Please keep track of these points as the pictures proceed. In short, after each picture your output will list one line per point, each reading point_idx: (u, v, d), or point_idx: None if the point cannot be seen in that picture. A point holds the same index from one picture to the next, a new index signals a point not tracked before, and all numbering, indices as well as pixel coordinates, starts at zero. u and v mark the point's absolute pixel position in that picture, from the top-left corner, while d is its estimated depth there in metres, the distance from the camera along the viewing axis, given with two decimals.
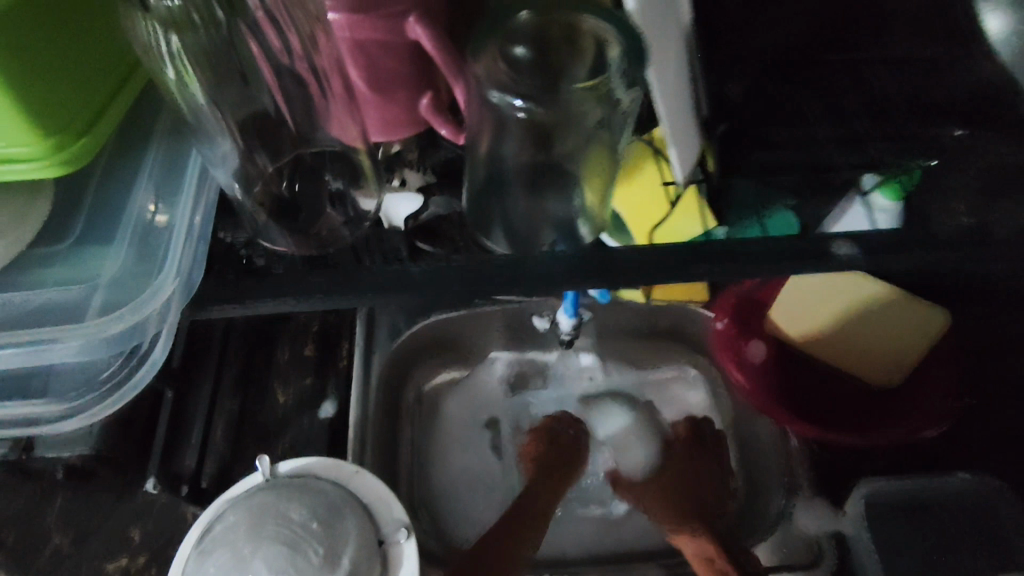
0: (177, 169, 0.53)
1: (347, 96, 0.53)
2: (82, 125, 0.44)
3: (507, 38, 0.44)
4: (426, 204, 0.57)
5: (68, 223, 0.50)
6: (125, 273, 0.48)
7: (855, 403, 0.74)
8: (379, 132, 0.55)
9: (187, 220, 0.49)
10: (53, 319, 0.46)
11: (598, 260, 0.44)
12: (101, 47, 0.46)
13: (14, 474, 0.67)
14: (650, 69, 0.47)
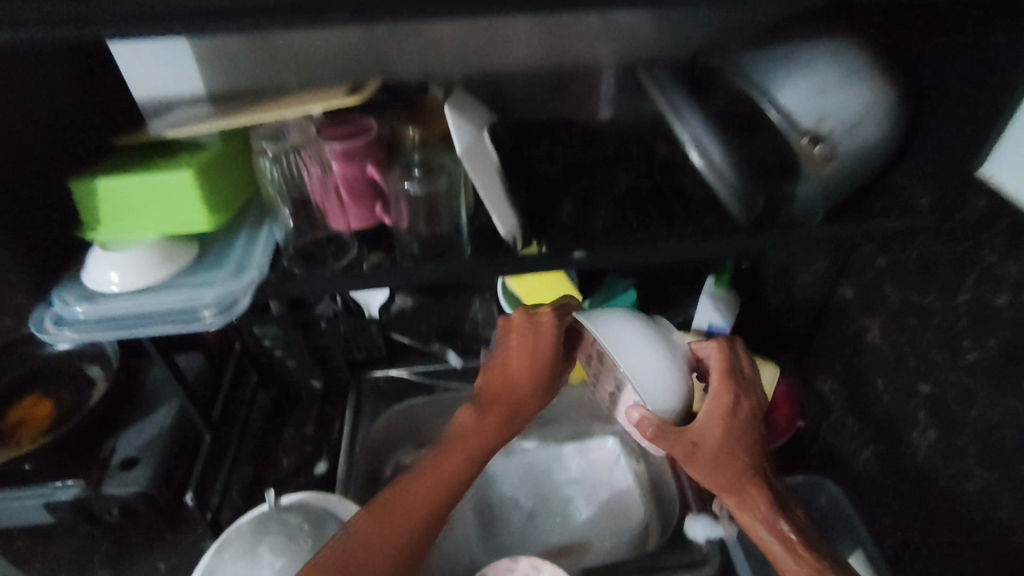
0: (258, 230, 0.64)
1: (325, 194, 0.64)
2: (235, 198, 0.61)
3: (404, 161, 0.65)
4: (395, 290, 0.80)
5: (212, 245, 0.61)
6: (210, 270, 0.59)
7: None
8: (357, 218, 0.65)
9: (259, 250, 0.61)
10: (147, 281, 0.56)
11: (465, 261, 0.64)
12: (245, 174, 0.63)
13: (76, 516, 0.87)
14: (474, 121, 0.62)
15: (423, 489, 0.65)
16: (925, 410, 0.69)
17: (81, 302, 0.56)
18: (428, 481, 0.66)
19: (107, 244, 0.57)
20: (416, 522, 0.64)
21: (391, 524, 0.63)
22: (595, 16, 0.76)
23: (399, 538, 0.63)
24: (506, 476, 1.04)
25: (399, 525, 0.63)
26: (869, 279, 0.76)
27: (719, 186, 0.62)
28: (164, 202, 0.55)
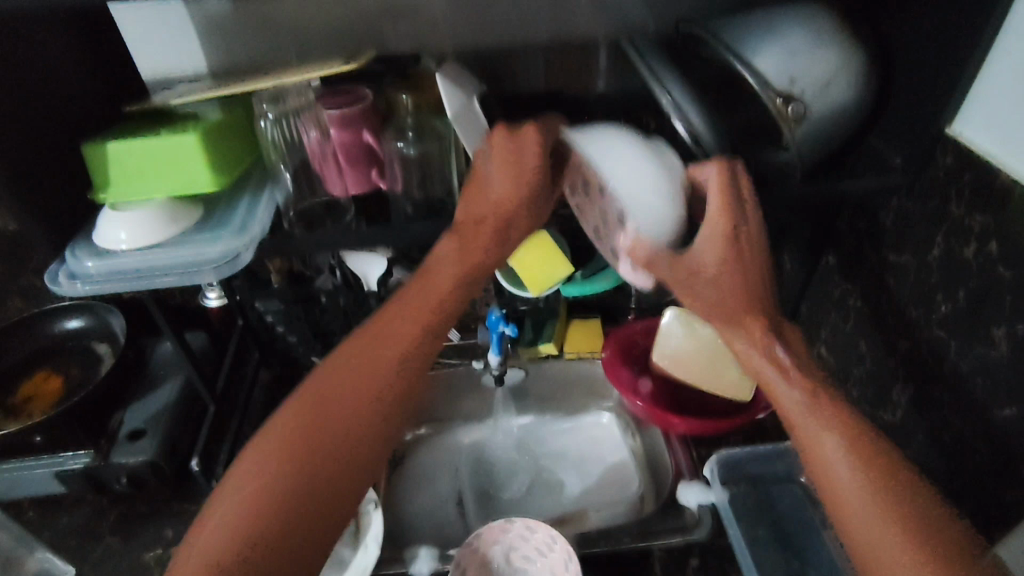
0: (259, 193, 0.67)
1: (323, 160, 0.67)
2: (238, 162, 0.64)
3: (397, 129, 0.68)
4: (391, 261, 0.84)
5: (216, 206, 0.65)
6: (215, 227, 0.62)
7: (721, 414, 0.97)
8: (354, 184, 0.68)
9: (261, 209, 0.64)
10: (156, 236, 0.59)
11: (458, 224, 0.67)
12: (247, 140, 0.67)
13: (86, 485, 0.90)
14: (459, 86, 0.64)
15: (392, 328, 0.59)
16: (903, 364, 0.71)
17: (93, 257, 0.59)
18: (395, 317, 0.60)
19: (116, 204, 0.60)
20: (387, 358, 0.57)
21: (355, 363, 0.57)
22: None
23: (375, 374, 0.57)
24: (504, 451, 1.09)
25: (373, 362, 0.57)
26: (851, 243, 0.79)
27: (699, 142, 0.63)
28: (171, 162, 0.58)
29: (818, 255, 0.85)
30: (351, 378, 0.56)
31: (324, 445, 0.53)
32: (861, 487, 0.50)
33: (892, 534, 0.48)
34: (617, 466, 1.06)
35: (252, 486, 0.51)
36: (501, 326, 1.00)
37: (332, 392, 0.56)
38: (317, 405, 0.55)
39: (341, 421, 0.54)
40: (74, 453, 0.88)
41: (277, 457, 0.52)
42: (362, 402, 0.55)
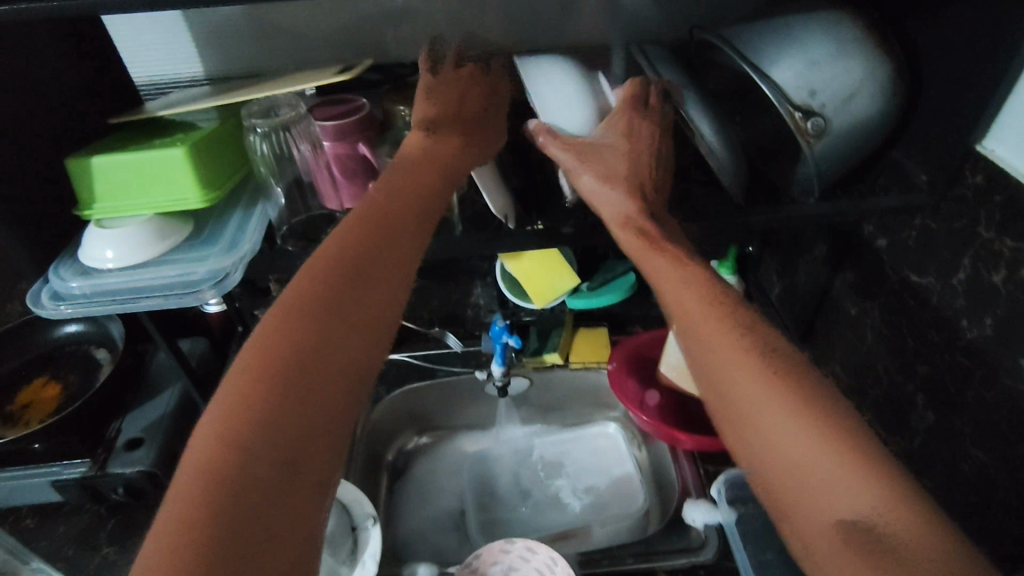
0: (251, 208, 0.65)
1: (320, 171, 0.65)
2: (228, 177, 0.61)
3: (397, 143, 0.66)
4: None
5: (206, 222, 0.62)
6: (205, 246, 0.60)
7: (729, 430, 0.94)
8: (350, 198, 0.65)
9: (252, 226, 0.62)
10: (142, 256, 0.57)
11: None
12: (238, 153, 0.64)
13: (82, 495, 0.89)
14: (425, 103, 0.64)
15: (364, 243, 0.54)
16: (922, 391, 0.68)
17: (79, 277, 0.57)
18: (363, 231, 0.55)
19: (103, 221, 0.58)
20: (354, 269, 0.52)
21: (325, 272, 0.51)
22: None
23: (344, 283, 0.51)
24: (507, 461, 1.08)
25: (343, 274, 0.51)
26: (869, 260, 0.76)
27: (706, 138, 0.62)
28: (157, 177, 0.56)
29: (834, 270, 0.82)
30: (317, 287, 0.50)
31: (305, 355, 0.46)
32: (754, 375, 0.45)
33: (786, 412, 0.43)
34: (622, 480, 1.03)
35: (231, 404, 0.42)
36: (504, 337, 0.97)
37: (298, 302, 0.49)
38: (286, 318, 0.48)
39: (318, 333, 0.47)
40: (70, 463, 0.87)
41: (253, 374, 0.44)
42: (325, 311, 0.49)
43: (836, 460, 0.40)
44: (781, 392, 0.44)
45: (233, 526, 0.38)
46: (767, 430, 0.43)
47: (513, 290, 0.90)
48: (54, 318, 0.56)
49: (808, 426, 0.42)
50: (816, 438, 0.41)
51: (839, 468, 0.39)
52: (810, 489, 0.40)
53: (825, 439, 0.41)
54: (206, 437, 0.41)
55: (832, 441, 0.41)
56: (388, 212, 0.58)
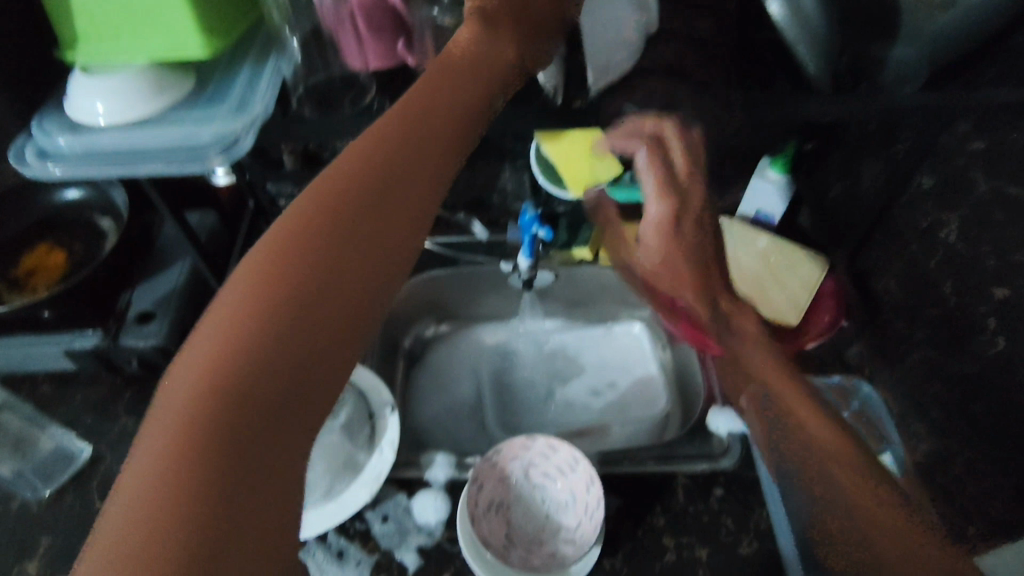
0: (264, 63, 0.56)
1: (339, 23, 0.54)
2: (233, 23, 0.52)
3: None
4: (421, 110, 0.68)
5: (211, 78, 0.54)
6: (209, 106, 0.52)
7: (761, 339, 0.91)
8: (376, 58, 0.56)
9: (263, 85, 0.53)
10: (136, 112, 0.49)
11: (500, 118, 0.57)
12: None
13: (97, 365, 0.87)
14: None
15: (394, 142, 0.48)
16: (994, 315, 0.62)
17: (66, 133, 0.50)
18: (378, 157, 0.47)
19: (92, 69, 0.50)
20: (364, 195, 0.45)
21: (328, 197, 0.44)
22: None
23: (348, 212, 0.44)
24: (527, 357, 1.05)
25: (350, 203, 0.44)
26: (957, 167, 0.67)
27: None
28: (150, 19, 0.47)
29: (909, 176, 0.74)
30: (318, 218, 0.42)
31: (291, 295, 0.39)
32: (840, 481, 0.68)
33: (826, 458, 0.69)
34: (644, 381, 1.01)
35: (210, 347, 0.36)
36: (534, 228, 0.91)
37: (297, 235, 0.41)
38: (278, 254, 0.40)
39: (310, 276, 0.40)
40: (81, 333, 0.84)
41: (234, 330, 0.36)
42: (331, 254, 0.41)
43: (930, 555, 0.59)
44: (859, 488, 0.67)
45: (221, 484, 0.32)
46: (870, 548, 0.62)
47: (549, 177, 0.83)
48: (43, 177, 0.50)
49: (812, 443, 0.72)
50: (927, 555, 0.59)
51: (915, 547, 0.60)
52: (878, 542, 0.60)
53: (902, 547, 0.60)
54: (200, 348, 0.36)
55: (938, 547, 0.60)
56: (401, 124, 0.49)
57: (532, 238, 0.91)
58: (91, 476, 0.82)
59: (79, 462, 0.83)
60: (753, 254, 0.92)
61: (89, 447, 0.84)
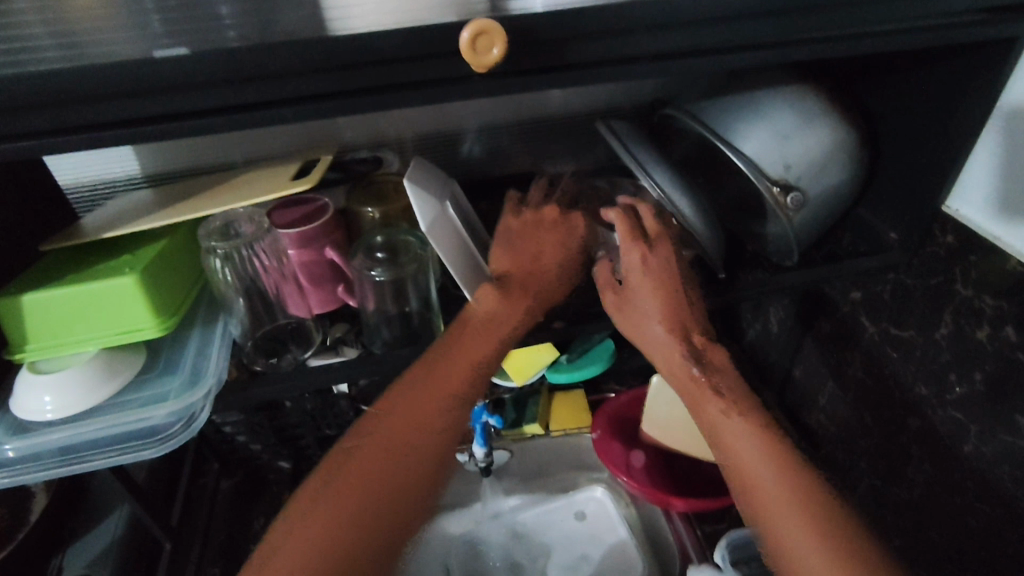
0: (208, 334, 0.59)
1: (290, 282, 0.61)
2: (179, 303, 0.55)
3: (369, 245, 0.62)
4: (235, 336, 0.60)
5: (159, 358, 0.56)
6: (157, 391, 0.53)
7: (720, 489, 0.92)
8: (319, 303, 0.62)
9: (212, 362, 0.56)
10: (78, 405, 0.50)
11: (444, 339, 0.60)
12: (188, 274, 0.57)
13: None
14: (442, 208, 0.60)
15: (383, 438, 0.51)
16: (916, 443, 0.69)
17: (15, 437, 0.50)
18: (370, 484, 0.49)
19: (37, 364, 0.51)
20: (379, 530, 0.48)
21: (382, 461, 0.50)
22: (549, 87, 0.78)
23: (387, 465, 0.50)
24: (498, 543, 0.97)
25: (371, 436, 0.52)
26: (845, 313, 0.77)
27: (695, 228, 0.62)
28: (104, 309, 0.50)
29: (810, 321, 0.83)
30: (371, 455, 0.50)
31: (388, 419, 0.52)
32: (758, 456, 0.52)
33: (767, 467, 0.51)
34: (620, 548, 0.95)
35: (320, 534, 0.46)
36: (484, 416, 0.92)
37: (372, 469, 0.49)
38: (309, 545, 0.46)
39: (385, 497, 0.49)
40: None
41: (322, 529, 0.46)
42: (377, 520, 0.48)
43: (781, 494, 0.49)
44: (726, 371, 0.58)
45: None
46: (760, 502, 0.50)
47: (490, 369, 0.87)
48: None
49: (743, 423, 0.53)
50: (796, 502, 0.49)
51: (814, 543, 0.47)
52: (778, 527, 0.48)
53: (802, 504, 0.49)
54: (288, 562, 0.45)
55: (794, 493, 0.49)
56: (426, 404, 0.53)
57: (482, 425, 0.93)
58: None
59: None
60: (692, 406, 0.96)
61: None
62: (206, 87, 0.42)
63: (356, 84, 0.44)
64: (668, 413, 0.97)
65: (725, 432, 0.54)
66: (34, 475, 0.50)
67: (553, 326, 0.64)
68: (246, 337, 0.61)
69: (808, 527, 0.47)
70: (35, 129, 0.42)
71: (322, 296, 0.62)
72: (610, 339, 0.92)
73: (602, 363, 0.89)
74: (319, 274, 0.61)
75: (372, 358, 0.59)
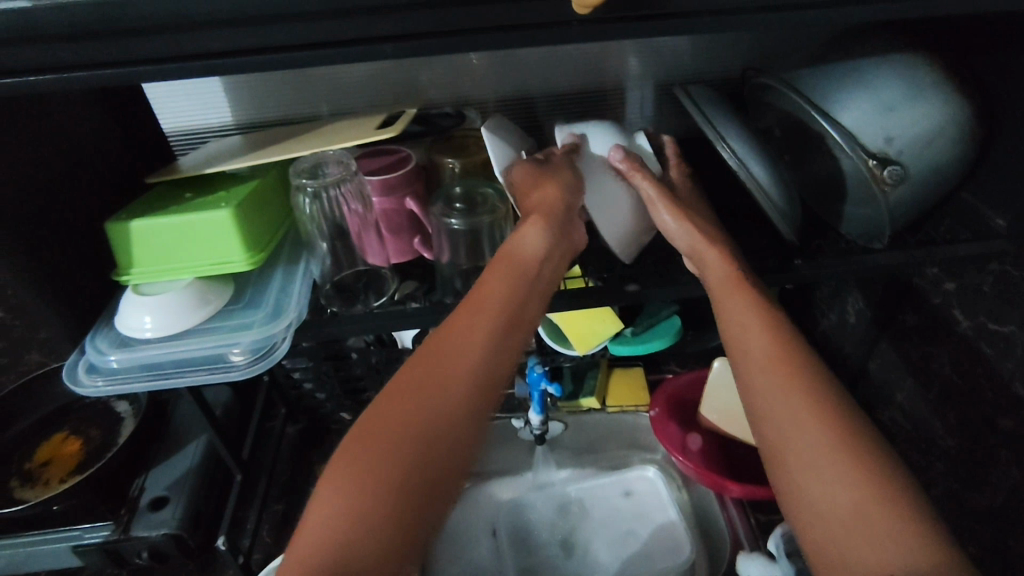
0: (290, 273, 0.62)
1: (370, 230, 0.65)
2: (268, 239, 0.58)
3: (448, 196, 0.63)
4: (317, 281, 0.63)
5: (246, 290, 0.59)
6: (247, 317, 0.56)
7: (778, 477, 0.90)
8: (394, 253, 0.66)
9: (295, 296, 0.59)
10: (179, 324, 0.53)
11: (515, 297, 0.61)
12: (276, 213, 0.60)
13: (105, 560, 0.83)
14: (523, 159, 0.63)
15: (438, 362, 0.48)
16: (1003, 446, 0.65)
17: (117, 349, 0.54)
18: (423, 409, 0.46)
19: (140, 287, 0.55)
20: (400, 511, 0.42)
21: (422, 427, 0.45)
22: (633, 53, 0.77)
23: (421, 435, 0.45)
24: (547, 511, 0.99)
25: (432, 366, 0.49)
26: (935, 304, 0.72)
27: (772, 200, 0.60)
28: (200, 239, 0.53)
29: (892, 312, 0.79)
30: (420, 415, 0.46)
31: (422, 379, 0.48)
32: (823, 448, 0.47)
33: (835, 461, 0.46)
34: (668, 529, 0.95)
35: (340, 515, 0.41)
36: (542, 384, 0.93)
37: (398, 439, 0.44)
38: (331, 521, 0.41)
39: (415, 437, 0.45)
40: (93, 526, 0.81)
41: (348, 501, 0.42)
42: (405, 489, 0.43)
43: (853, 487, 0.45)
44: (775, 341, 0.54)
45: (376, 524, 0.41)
46: (830, 496, 0.45)
47: (554, 336, 0.87)
48: (91, 390, 0.53)
49: (776, 356, 0.53)
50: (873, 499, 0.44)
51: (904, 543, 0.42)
52: (848, 529, 0.44)
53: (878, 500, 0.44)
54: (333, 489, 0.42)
55: (875, 492, 0.44)
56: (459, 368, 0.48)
57: (541, 393, 0.94)
58: None
59: None
60: None
61: None
62: (323, 18, 0.44)
63: (456, 23, 0.45)
64: (727, 397, 0.95)
65: (788, 423, 0.49)
66: (135, 386, 0.54)
67: (623, 294, 0.63)
68: (326, 280, 0.64)
69: (897, 525, 0.43)
70: (160, 56, 0.45)
71: (398, 244, 0.66)
72: (676, 316, 0.91)
73: (667, 338, 0.88)
74: (398, 222, 0.65)
75: (445, 307, 0.60)
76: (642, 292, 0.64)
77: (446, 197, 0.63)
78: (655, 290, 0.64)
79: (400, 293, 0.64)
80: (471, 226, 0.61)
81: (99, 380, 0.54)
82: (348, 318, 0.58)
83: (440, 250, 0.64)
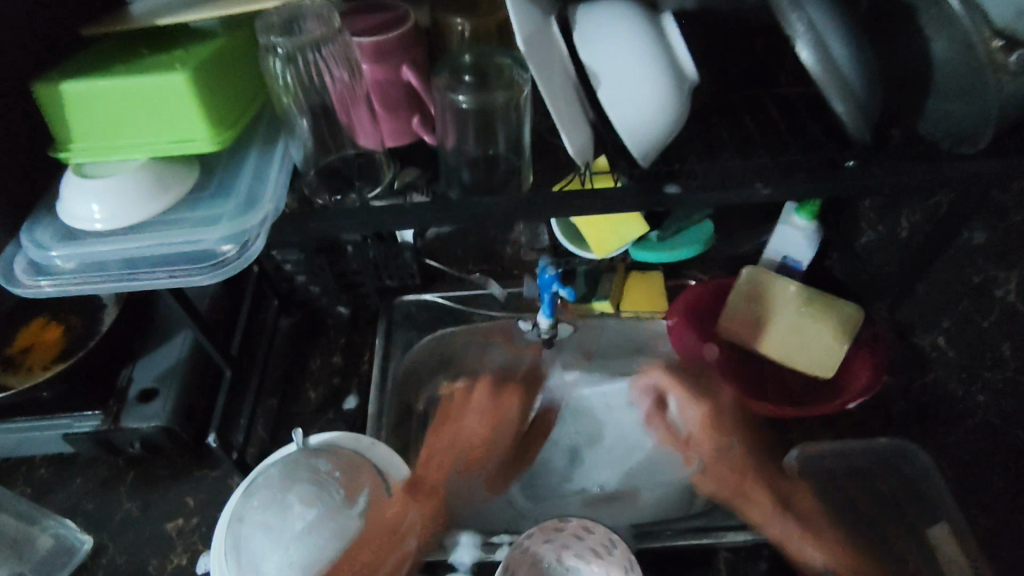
0: (264, 154, 0.53)
1: (361, 104, 0.55)
2: (239, 113, 0.48)
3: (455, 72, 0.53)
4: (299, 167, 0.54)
5: (211, 175, 0.50)
6: (212, 209, 0.48)
7: (796, 398, 0.85)
8: (387, 133, 0.56)
9: (270, 183, 0.50)
10: (128, 216, 0.45)
11: (537, 199, 0.52)
12: (244, 78, 0.50)
13: (97, 449, 0.80)
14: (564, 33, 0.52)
15: None
16: None
17: (60, 244, 0.47)
18: None
19: (84, 168, 0.46)
20: None
21: None
22: None
23: None
24: (551, 414, 0.96)
25: None
26: (1013, 222, 0.63)
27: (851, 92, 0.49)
28: (155, 110, 0.43)
29: (954, 227, 0.70)
30: None
31: None
32: None
33: None
34: (675, 439, 0.93)
35: None
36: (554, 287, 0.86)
37: None
38: None
39: None
40: (81, 415, 0.78)
41: None
42: None
43: None
44: None
45: None
46: None
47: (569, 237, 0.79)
48: (38, 289, 0.47)
49: None
50: None
51: None
52: None
53: None
54: None
55: None
56: None
57: (552, 296, 0.87)
58: (94, 570, 0.76)
59: (79, 556, 0.77)
60: (780, 304, 0.85)
61: (90, 538, 0.78)
62: None
63: None
64: (749, 310, 0.87)
65: None
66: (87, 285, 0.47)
67: (656, 196, 0.54)
68: (306, 167, 0.55)
69: None
70: None
71: (394, 124, 0.56)
72: (709, 220, 0.82)
73: (696, 245, 0.80)
74: (394, 96, 0.55)
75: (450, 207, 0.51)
76: (685, 197, 0.54)
77: (454, 69, 0.53)
78: (694, 194, 0.55)
79: (398, 184, 0.55)
80: (481, 104, 0.52)
81: (45, 277, 0.47)
82: (336, 213, 0.50)
83: (444, 135, 0.54)
